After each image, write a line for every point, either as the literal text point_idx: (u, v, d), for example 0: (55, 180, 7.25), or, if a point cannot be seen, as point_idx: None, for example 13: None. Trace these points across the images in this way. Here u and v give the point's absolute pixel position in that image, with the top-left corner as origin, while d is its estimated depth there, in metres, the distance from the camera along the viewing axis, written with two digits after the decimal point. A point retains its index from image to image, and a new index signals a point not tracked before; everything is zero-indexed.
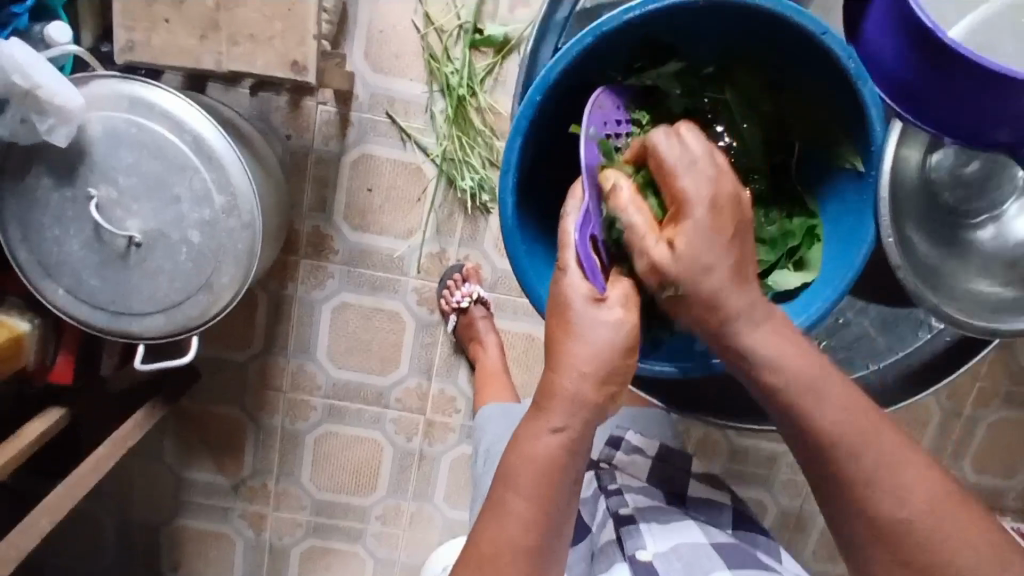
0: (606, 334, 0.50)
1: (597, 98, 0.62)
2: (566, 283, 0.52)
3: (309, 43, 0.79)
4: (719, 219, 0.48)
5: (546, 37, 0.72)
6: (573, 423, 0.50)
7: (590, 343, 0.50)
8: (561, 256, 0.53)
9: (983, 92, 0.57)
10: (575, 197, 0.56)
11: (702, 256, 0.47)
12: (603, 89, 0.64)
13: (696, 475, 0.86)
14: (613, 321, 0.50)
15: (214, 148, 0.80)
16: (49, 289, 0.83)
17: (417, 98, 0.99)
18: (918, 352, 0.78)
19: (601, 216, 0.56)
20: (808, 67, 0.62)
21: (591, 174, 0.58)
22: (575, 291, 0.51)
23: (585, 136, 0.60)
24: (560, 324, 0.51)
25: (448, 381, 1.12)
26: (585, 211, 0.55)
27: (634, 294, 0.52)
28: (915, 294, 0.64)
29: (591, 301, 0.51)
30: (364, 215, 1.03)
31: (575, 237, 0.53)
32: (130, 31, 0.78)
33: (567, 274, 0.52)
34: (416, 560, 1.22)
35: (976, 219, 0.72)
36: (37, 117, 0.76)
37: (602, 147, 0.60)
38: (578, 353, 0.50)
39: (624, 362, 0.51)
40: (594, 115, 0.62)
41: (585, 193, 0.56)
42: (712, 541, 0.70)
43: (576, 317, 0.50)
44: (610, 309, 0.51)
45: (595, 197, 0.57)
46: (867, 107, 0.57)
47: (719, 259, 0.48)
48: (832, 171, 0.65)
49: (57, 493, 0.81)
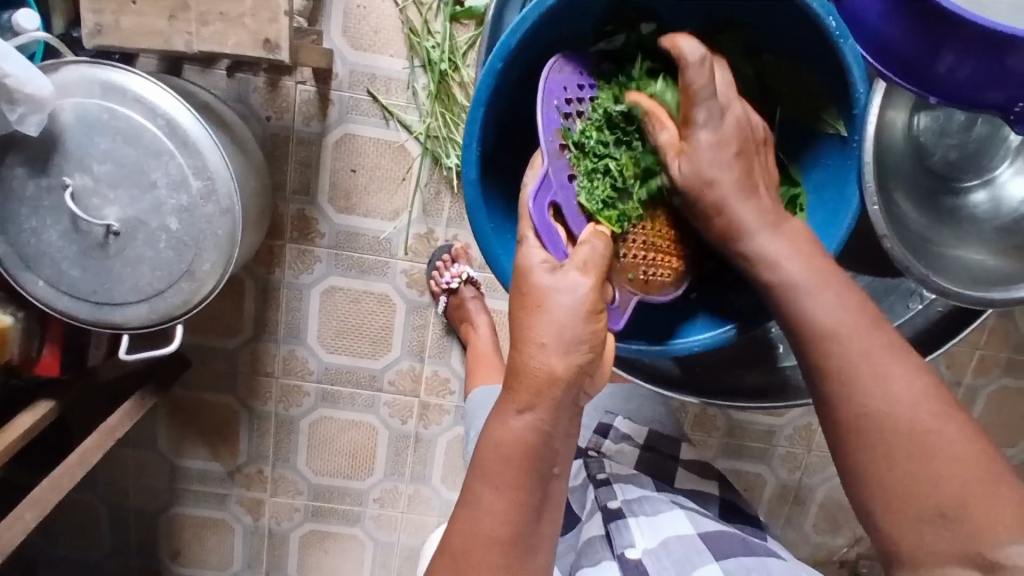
0: (567, 300, 0.48)
1: (553, 65, 0.60)
2: (525, 251, 0.51)
3: (281, 20, 0.76)
4: (728, 138, 0.54)
5: (509, 2, 0.70)
6: (547, 420, 0.49)
7: (551, 313, 0.47)
8: (519, 227, 0.54)
9: (975, 50, 0.54)
10: (533, 165, 0.57)
11: (698, 175, 0.54)
12: (561, 56, 0.61)
13: (685, 463, 0.86)
14: (573, 285, 0.49)
15: (189, 132, 0.78)
16: (29, 280, 0.82)
17: (398, 75, 0.97)
18: (911, 323, 0.75)
19: (561, 182, 0.57)
20: (791, 29, 0.59)
21: (550, 142, 0.58)
22: (533, 256, 0.51)
23: (545, 102, 0.58)
24: (521, 297, 0.49)
25: (441, 363, 1.11)
26: (541, 177, 0.56)
27: (596, 258, 0.51)
28: (900, 264, 0.61)
29: (549, 269, 0.50)
30: (349, 197, 1.01)
31: (530, 207, 0.54)
32: (98, 13, 0.76)
33: (526, 241, 0.52)
34: (415, 542, 1.22)
35: (968, 184, 0.70)
36: (6, 106, 0.73)
37: (560, 115, 0.59)
38: (536, 325, 0.48)
39: (589, 331, 0.48)
40: (551, 81, 0.59)
41: (543, 161, 0.57)
42: (700, 531, 0.69)
43: (534, 285, 0.49)
44: (566, 275, 0.49)
45: (554, 162, 0.57)
46: (850, 67, 0.55)
47: (722, 175, 0.54)
48: (816, 139, 0.63)
49: (45, 486, 0.81)
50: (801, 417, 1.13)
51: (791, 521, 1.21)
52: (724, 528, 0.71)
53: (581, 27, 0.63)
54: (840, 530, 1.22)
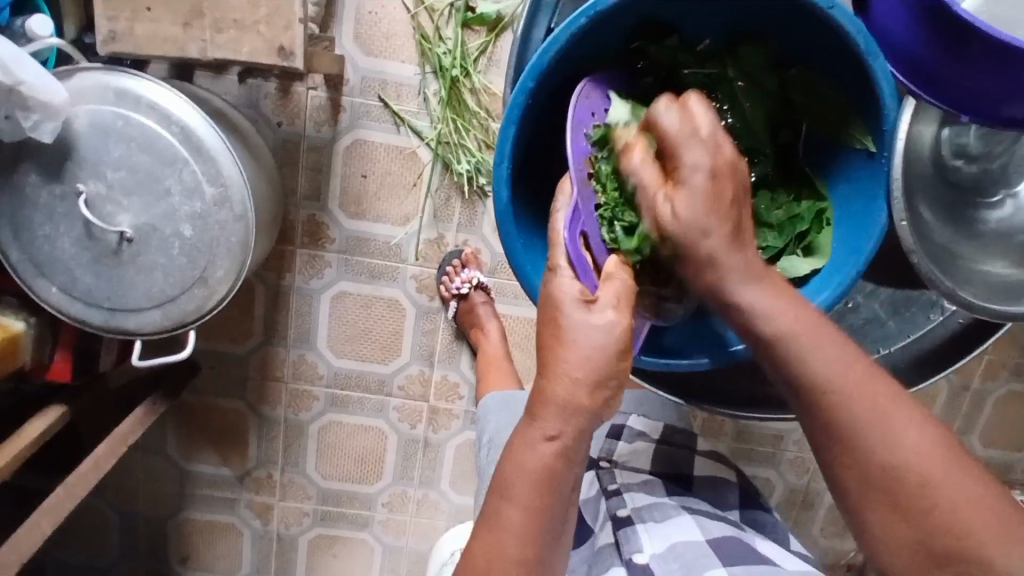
0: (600, 337, 0.48)
1: (582, 90, 0.61)
2: (556, 283, 0.51)
3: (296, 28, 0.76)
4: (719, 187, 0.49)
5: (537, 19, 0.70)
6: (566, 430, 0.49)
7: (582, 346, 0.48)
8: (551, 255, 0.54)
9: (1000, 68, 0.55)
10: (564, 196, 0.57)
11: (694, 224, 0.49)
12: (588, 80, 0.62)
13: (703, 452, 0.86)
14: (606, 323, 0.48)
15: (204, 139, 0.78)
16: (43, 288, 0.82)
17: (409, 81, 0.97)
18: (931, 334, 0.76)
19: (588, 212, 0.57)
20: (819, 43, 0.59)
21: (579, 170, 0.58)
22: (565, 290, 0.50)
23: (573, 129, 0.59)
24: (551, 327, 0.49)
25: (450, 368, 1.11)
26: (572, 208, 0.56)
27: (625, 293, 0.51)
28: (926, 277, 0.61)
29: (581, 303, 0.50)
30: (359, 203, 1.02)
31: (564, 236, 0.54)
32: (112, 20, 0.75)
33: (557, 272, 0.52)
34: (423, 546, 1.22)
35: (990, 198, 0.71)
36: (21, 113, 0.73)
37: (588, 142, 0.60)
38: (563, 358, 0.48)
39: (619, 366, 0.49)
40: (580, 107, 0.60)
41: (572, 189, 0.57)
42: (708, 537, 0.69)
43: (567, 318, 0.49)
44: (601, 312, 0.49)
45: (582, 191, 0.58)
46: (879, 83, 0.55)
47: (715, 224, 0.49)
48: (843, 153, 0.62)
49: (60, 494, 0.81)
50: None
51: (799, 525, 1.21)
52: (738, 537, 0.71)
53: (606, 38, 0.62)
54: (847, 534, 1.22)
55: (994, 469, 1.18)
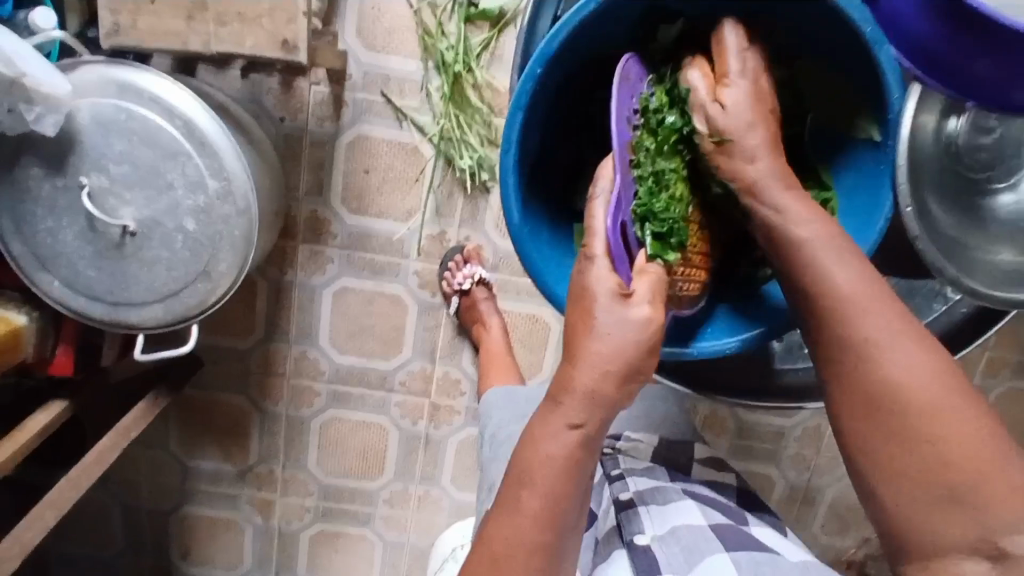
0: (632, 333, 0.48)
1: (623, 71, 0.59)
2: (594, 272, 0.50)
3: (298, 21, 0.77)
4: (761, 94, 0.54)
5: (544, 5, 0.69)
6: (593, 421, 0.49)
7: (614, 340, 0.48)
8: (589, 242, 0.52)
9: (1011, 54, 0.55)
10: (606, 179, 0.55)
11: (742, 115, 0.53)
12: (629, 59, 0.60)
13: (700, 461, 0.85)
14: (641, 318, 0.48)
15: (206, 133, 0.78)
16: (45, 281, 0.82)
17: (411, 76, 0.97)
18: (935, 324, 0.76)
19: (627, 198, 0.56)
20: (826, 32, 0.59)
21: (622, 155, 0.56)
22: (603, 282, 0.49)
23: (619, 114, 0.57)
24: (582, 317, 0.49)
25: (452, 364, 1.11)
26: (614, 195, 0.54)
27: (658, 292, 0.51)
28: (932, 266, 0.62)
29: (618, 297, 0.49)
30: (362, 198, 1.02)
31: (605, 225, 0.52)
32: (115, 13, 0.75)
33: (596, 262, 0.50)
34: (425, 542, 1.22)
35: (994, 187, 0.71)
36: (24, 106, 0.73)
37: (630, 127, 0.58)
38: (594, 350, 0.48)
39: (645, 361, 0.49)
40: (623, 90, 0.58)
41: (614, 174, 0.55)
42: (711, 523, 0.68)
43: (603, 311, 0.48)
44: (638, 308, 0.49)
45: (624, 178, 0.56)
46: (885, 71, 0.55)
47: (759, 122, 0.53)
48: (852, 143, 0.63)
49: (62, 487, 0.81)
50: (811, 418, 1.13)
51: (800, 521, 1.21)
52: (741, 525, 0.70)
53: (613, 29, 0.62)
54: (848, 531, 1.22)
55: None
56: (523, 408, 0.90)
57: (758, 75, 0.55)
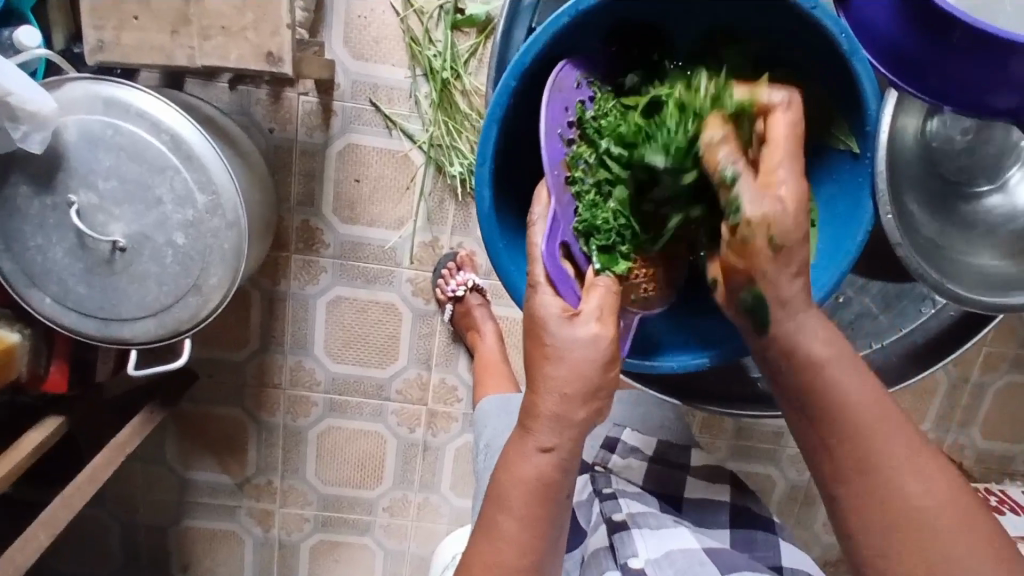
0: (586, 351, 0.48)
1: (555, 79, 0.59)
2: (537, 298, 0.51)
3: (282, 33, 0.76)
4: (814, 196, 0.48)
5: (518, 19, 0.70)
6: (562, 443, 0.49)
7: (568, 360, 0.48)
8: (532, 271, 0.54)
9: (981, 57, 0.55)
10: (541, 205, 0.58)
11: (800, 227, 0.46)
12: (564, 66, 0.60)
13: (695, 472, 0.84)
14: (590, 336, 0.48)
15: (192, 146, 0.77)
16: (36, 298, 0.82)
17: (400, 84, 0.96)
18: (921, 327, 0.76)
19: (567, 219, 0.58)
20: (801, 43, 0.58)
21: (557, 175, 0.58)
22: (547, 306, 0.50)
23: (549, 131, 0.58)
24: (535, 343, 0.50)
25: (448, 371, 1.10)
26: (550, 217, 0.57)
27: (610, 307, 0.51)
28: (913, 272, 0.62)
29: (564, 317, 0.49)
30: (353, 207, 1.01)
31: (542, 251, 0.54)
32: (99, 30, 0.75)
33: (538, 288, 0.52)
34: (426, 550, 1.22)
35: (980, 189, 0.70)
36: (10, 124, 0.73)
37: (564, 142, 0.60)
38: (555, 376, 0.48)
39: (606, 376, 0.49)
40: (553, 103, 0.59)
41: (550, 199, 0.58)
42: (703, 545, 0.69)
43: (551, 333, 0.49)
44: (584, 324, 0.49)
45: (561, 200, 0.58)
46: (859, 77, 0.55)
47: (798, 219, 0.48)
48: (828, 154, 0.62)
49: (55, 505, 0.81)
50: None
51: (802, 521, 1.20)
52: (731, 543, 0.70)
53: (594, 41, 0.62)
54: None
55: (994, 462, 1.17)
56: (511, 419, 0.90)
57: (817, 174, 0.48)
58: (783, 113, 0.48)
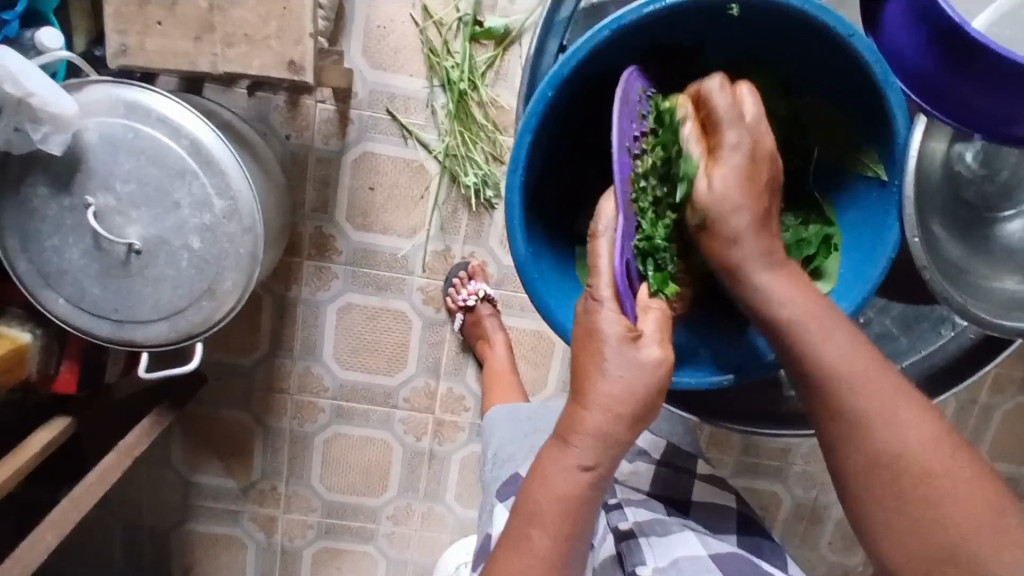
0: (638, 374, 0.48)
1: (625, 90, 0.59)
2: (601, 315, 0.51)
3: (305, 42, 0.77)
4: (752, 167, 0.51)
5: (552, 31, 0.70)
6: (573, 453, 0.49)
7: (622, 380, 0.48)
8: (594, 282, 0.53)
9: (1012, 87, 0.55)
10: (608, 216, 0.56)
11: (728, 199, 0.51)
12: (626, 80, 0.59)
13: (702, 477, 0.83)
14: (651, 360, 0.49)
15: (213, 153, 0.78)
16: (50, 298, 0.82)
17: (417, 94, 0.97)
18: (942, 350, 0.75)
19: (629, 231, 0.57)
20: (833, 73, 0.60)
21: (625, 189, 0.56)
22: (611, 326, 0.50)
23: (619, 142, 0.56)
24: (593, 359, 0.49)
25: (456, 381, 1.11)
26: (618, 233, 0.55)
27: (668, 334, 0.51)
28: (938, 293, 0.61)
29: (627, 337, 0.49)
30: (367, 215, 1.02)
31: (611, 265, 0.53)
32: (122, 34, 0.76)
33: (602, 304, 0.51)
34: (428, 558, 1.22)
35: (1002, 215, 0.71)
36: (31, 125, 0.74)
37: (631, 156, 0.59)
38: (604, 391, 0.48)
39: (655, 400, 0.49)
40: (623, 119, 0.58)
41: (617, 212, 0.56)
42: (710, 553, 0.70)
43: (611, 353, 0.49)
44: (648, 348, 0.49)
45: (627, 214, 0.56)
46: (890, 104, 0.56)
47: (745, 203, 0.51)
48: (853, 181, 0.64)
49: (64, 506, 0.81)
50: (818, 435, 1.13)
51: (806, 539, 1.20)
52: (735, 553, 0.71)
53: (619, 59, 0.62)
54: (855, 549, 1.21)
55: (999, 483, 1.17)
56: (525, 429, 0.89)
57: (752, 141, 0.52)
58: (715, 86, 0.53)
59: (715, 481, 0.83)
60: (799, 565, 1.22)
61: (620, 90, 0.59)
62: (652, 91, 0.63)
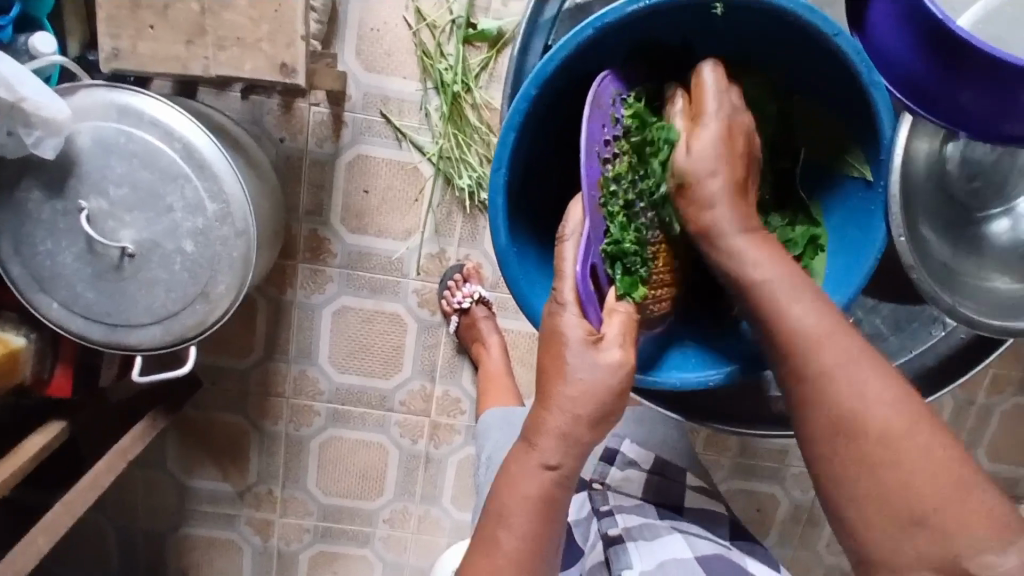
0: (602, 379, 0.49)
1: (595, 94, 0.58)
2: (563, 318, 0.51)
3: (297, 45, 0.77)
4: (730, 136, 0.54)
5: (535, 33, 0.71)
6: (561, 455, 0.49)
7: (582, 384, 0.48)
8: (558, 287, 0.53)
9: (998, 84, 0.55)
10: (575, 221, 0.56)
11: (705, 161, 0.53)
12: (600, 84, 0.59)
13: (692, 486, 0.83)
14: (612, 363, 0.49)
15: (205, 156, 0.78)
16: (43, 302, 0.82)
17: (411, 97, 0.97)
18: (932, 349, 0.75)
19: (596, 235, 0.57)
20: (817, 73, 0.60)
21: (592, 194, 0.57)
22: (571, 329, 0.50)
23: (587, 148, 0.57)
24: (555, 361, 0.50)
25: (451, 383, 1.10)
26: (583, 237, 0.56)
27: (630, 338, 0.52)
28: (926, 293, 0.61)
29: (588, 341, 0.50)
30: (361, 217, 1.02)
31: (574, 270, 0.54)
32: (115, 38, 0.76)
33: (564, 307, 0.52)
34: (425, 562, 1.21)
35: (990, 213, 0.71)
36: (23, 129, 0.74)
37: (600, 161, 0.58)
38: (566, 394, 0.49)
39: (616, 403, 0.49)
40: (592, 123, 0.58)
41: (584, 216, 0.56)
42: (697, 555, 0.69)
43: (572, 356, 0.49)
44: (608, 351, 0.50)
45: (594, 218, 0.57)
46: (875, 103, 0.56)
47: (722, 168, 0.53)
48: (840, 182, 0.64)
49: (58, 510, 0.81)
50: None
51: (805, 542, 1.20)
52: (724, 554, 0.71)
53: (607, 60, 0.62)
54: None
55: (998, 484, 1.16)
56: (519, 430, 0.89)
57: (729, 122, 0.55)
58: (705, 70, 0.57)
59: (707, 490, 0.83)
60: (797, 568, 1.22)
61: (594, 91, 0.59)
62: (627, 95, 0.62)
